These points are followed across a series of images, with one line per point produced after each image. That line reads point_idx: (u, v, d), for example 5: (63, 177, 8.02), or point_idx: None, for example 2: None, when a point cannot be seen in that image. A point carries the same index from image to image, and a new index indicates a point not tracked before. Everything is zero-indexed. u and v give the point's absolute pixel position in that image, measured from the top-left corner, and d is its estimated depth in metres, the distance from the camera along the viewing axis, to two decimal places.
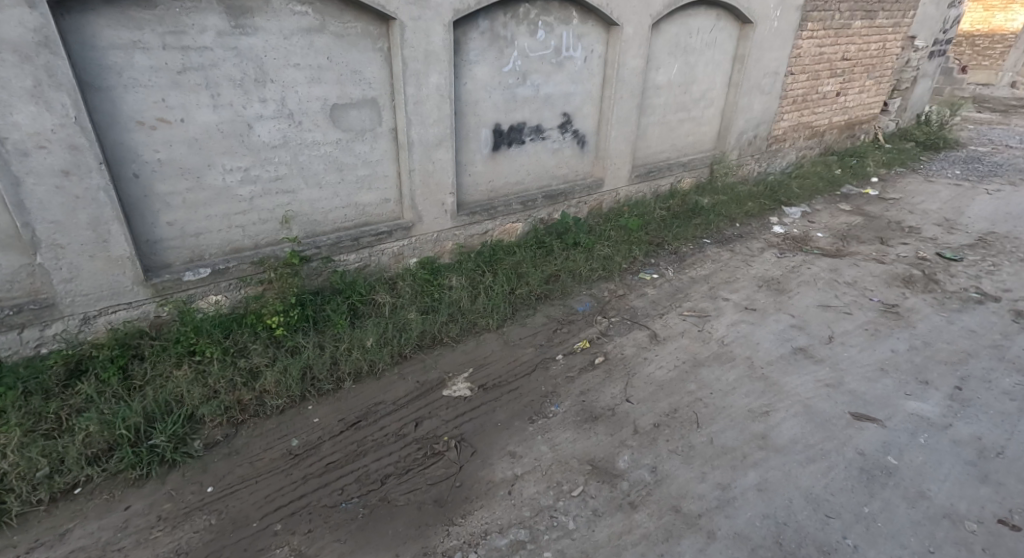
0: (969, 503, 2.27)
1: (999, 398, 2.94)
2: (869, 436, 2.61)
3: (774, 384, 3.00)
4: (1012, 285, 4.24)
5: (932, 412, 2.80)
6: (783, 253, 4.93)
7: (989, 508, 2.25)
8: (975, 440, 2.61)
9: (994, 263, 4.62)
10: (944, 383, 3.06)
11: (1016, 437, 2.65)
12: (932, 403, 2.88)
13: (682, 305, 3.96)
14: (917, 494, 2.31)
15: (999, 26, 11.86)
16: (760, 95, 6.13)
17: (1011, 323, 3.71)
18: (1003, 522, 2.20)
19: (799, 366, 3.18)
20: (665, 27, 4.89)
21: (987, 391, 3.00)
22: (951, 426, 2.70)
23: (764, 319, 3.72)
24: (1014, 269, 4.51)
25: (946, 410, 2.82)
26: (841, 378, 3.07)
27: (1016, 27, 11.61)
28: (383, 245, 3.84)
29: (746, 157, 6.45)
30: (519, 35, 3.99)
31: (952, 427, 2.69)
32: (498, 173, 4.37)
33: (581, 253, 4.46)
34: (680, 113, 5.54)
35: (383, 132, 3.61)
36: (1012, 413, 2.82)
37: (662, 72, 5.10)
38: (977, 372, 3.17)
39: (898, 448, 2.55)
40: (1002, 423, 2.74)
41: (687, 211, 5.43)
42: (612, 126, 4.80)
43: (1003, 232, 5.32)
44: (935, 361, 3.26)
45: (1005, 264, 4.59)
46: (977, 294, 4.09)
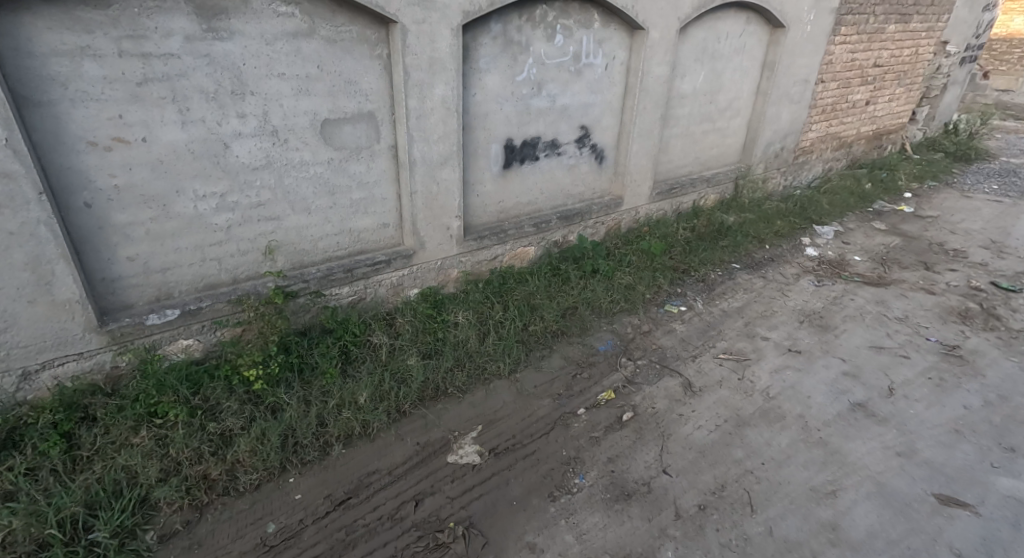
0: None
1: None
2: (962, 530, 2.19)
3: (837, 453, 2.57)
4: None
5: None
6: (821, 281, 4.50)
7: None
8: None
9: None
10: None
11: None
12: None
13: (716, 346, 3.53)
14: None
15: (1017, 30, 11.34)
16: (789, 104, 5.68)
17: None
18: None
19: (862, 427, 2.76)
20: (693, 31, 4.45)
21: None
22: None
23: (812, 365, 3.29)
24: None
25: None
26: (914, 444, 2.65)
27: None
28: (381, 276, 3.41)
29: (772, 170, 6.00)
30: (534, 40, 3.56)
31: None
32: (510, 193, 3.94)
33: (600, 281, 4.04)
34: (705, 124, 5.09)
35: (381, 149, 3.18)
36: None
37: (687, 81, 4.66)
38: None
39: (1000, 545, 2.13)
40: None
41: (713, 231, 4.99)
42: (634, 140, 4.36)
43: None
44: (1017, 423, 2.85)
45: None
46: None
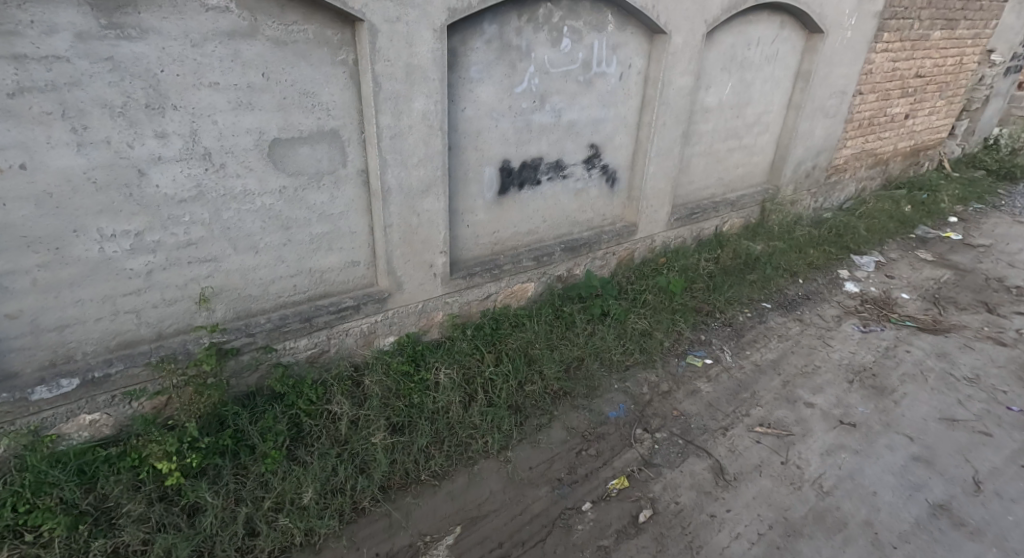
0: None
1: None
2: None
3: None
4: None
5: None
6: (867, 325, 3.89)
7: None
8: None
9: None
10: None
11: None
12: None
13: (752, 414, 2.99)
14: None
15: None
16: (824, 119, 5.07)
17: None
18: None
19: (947, 543, 2.29)
20: (720, 36, 3.87)
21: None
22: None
23: (872, 445, 2.79)
24: None
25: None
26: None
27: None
28: (348, 324, 2.82)
29: (802, 191, 5.38)
30: (536, 44, 2.99)
31: None
32: (506, 222, 3.36)
33: (610, 328, 3.46)
34: (731, 141, 4.49)
35: (349, 175, 2.61)
36: None
37: (712, 93, 4.07)
38: None
39: None
40: None
41: (740, 264, 4.38)
42: (651, 160, 3.77)
43: None
44: None
45: None
46: None
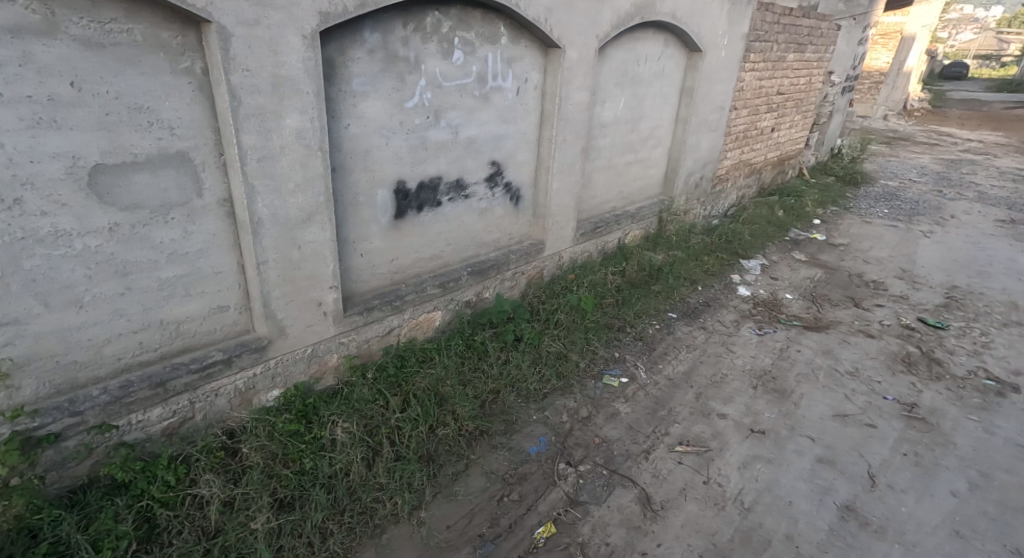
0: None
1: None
2: None
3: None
4: (1012, 363, 3.72)
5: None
6: (762, 327, 4.06)
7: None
8: None
9: (982, 333, 4.09)
10: None
11: None
12: None
13: (671, 432, 2.95)
14: None
15: (870, 64, 14.04)
16: (707, 133, 5.31)
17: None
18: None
19: (863, 548, 2.33)
20: (611, 51, 3.86)
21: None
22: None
23: (782, 452, 2.84)
24: (1003, 338, 4.02)
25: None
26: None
27: (883, 66, 13.77)
28: (216, 382, 2.35)
29: (693, 201, 5.60)
30: (426, 56, 2.73)
31: None
32: (406, 248, 3.04)
33: (525, 355, 3.27)
34: (628, 154, 4.52)
35: (208, 206, 2.18)
36: None
37: (608, 108, 4.06)
38: None
39: None
40: None
41: (644, 277, 4.43)
42: (554, 176, 3.65)
43: (965, 285, 4.89)
44: (1007, 510, 2.55)
45: (992, 332, 4.10)
46: (990, 380, 3.51)
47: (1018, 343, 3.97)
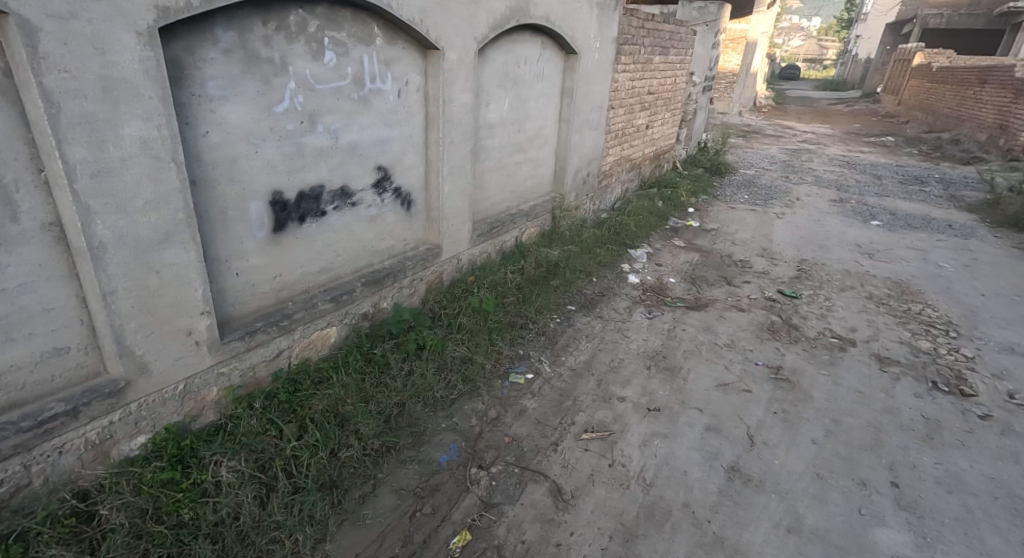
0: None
1: (938, 493, 2.65)
2: None
3: (736, 555, 2.30)
4: (852, 322, 4.24)
5: (908, 546, 2.37)
6: (651, 311, 4.29)
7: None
8: None
9: (829, 298, 4.63)
10: (883, 483, 2.69)
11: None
12: (896, 526, 2.47)
13: (577, 421, 3.01)
14: None
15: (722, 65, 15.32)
16: (589, 131, 5.52)
17: (884, 374, 3.58)
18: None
19: (750, 505, 2.53)
20: (491, 53, 3.87)
21: (923, 485, 2.70)
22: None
23: (676, 426, 3.01)
24: (844, 301, 4.59)
25: (916, 537, 2.41)
26: (795, 513, 2.50)
27: (734, 68, 15.18)
28: (60, 438, 2.04)
29: (582, 196, 5.80)
30: (293, 56, 2.55)
31: None
32: (290, 262, 2.83)
33: (429, 363, 3.18)
34: (518, 154, 4.57)
35: (28, 233, 1.87)
36: (964, 516, 2.53)
37: (494, 108, 4.06)
38: (898, 454, 2.89)
39: None
40: (967, 538, 2.42)
41: (542, 273, 4.51)
42: (445, 178, 3.57)
43: (811, 258, 5.52)
44: (857, 450, 2.90)
45: (835, 297, 4.65)
46: (836, 338, 3.97)
47: (856, 304, 4.54)
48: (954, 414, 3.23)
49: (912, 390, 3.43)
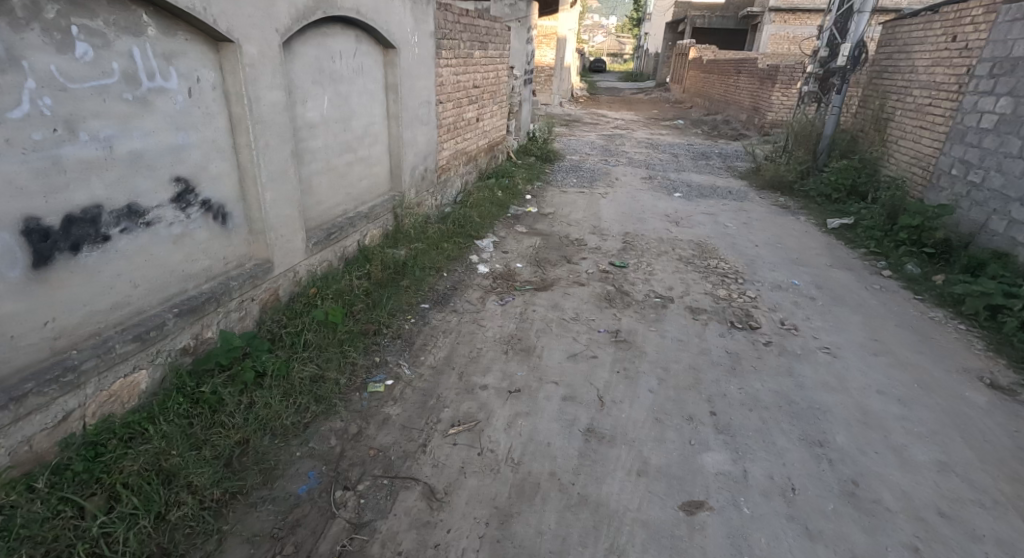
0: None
1: (744, 413, 3.12)
2: (715, 535, 2.37)
3: (600, 508, 2.47)
4: (670, 282, 4.77)
5: (728, 462, 2.76)
6: (503, 297, 4.41)
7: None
8: (771, 481, 2.65)
9: (650, 264, 5.17)
10: (706, 415, 3.09)
11: (786, 457, 2.80)
12: (717, 448, 2.85)
13: (442, 417, 2.99)
14: None
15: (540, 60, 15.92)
16: (420, 127, 5.45)
17: (698, 323, 4.09)
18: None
19: (604, 460, 2.74)
20: (299, 46, 3.60)
21: (733, 408, 3.15)
22: (747, 474, 2.69)
23: (536, 402, 3.14)
24: (663, 265, 5.15)
25: (732, 453, 2.82)
26: (643, 457, 2.77)
27: (551, 62, 15.92)
28: None
29: (422, 193, 5.73)
30: (27, 48, 2.12)
31: (749, 475, 2.69)
32: (66, 302, 2.37)
33: (273, 390, 2.90)
34: (347, 154, 4.34)
35: None
36: (763, 428, 3.00)
37: (311, 107, 3.80)
38: (714, 388, 3.33)
39: (742, 535, 2.37)
40: (768, 445, 2.88)
41: (391, 274, 4.38)
42: (265, 186, 3.25)
43: (633, 230, 6.11)
44: (684, 391, 3.29)
45: (656, 262, 5.21)
46: (660, 298, 4.45)
47: (672, 266, 5.13)
48: (748, 345, 3.82)
49: (719, 332, 3.97)
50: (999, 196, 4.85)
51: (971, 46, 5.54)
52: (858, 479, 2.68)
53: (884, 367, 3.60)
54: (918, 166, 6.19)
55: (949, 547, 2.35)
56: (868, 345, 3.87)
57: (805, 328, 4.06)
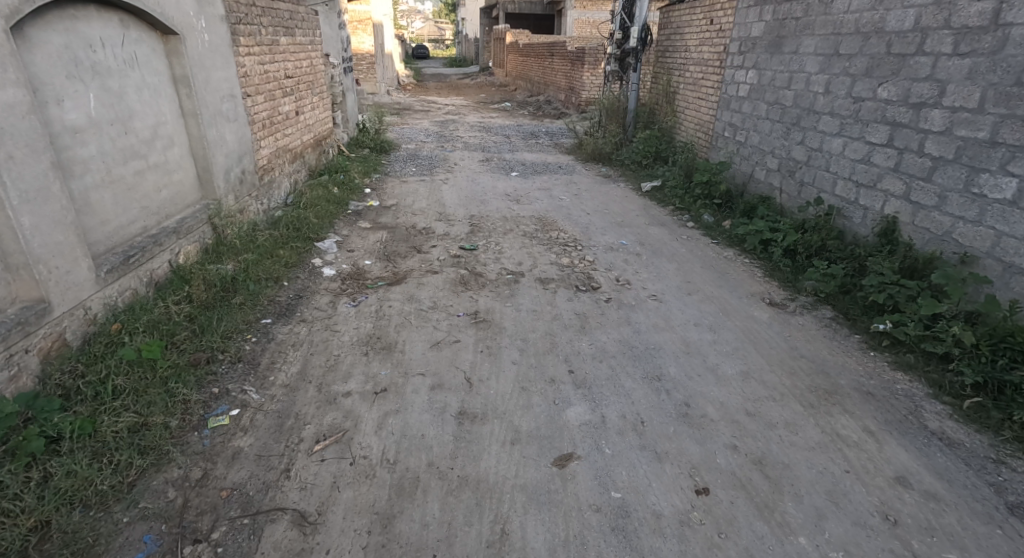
0: (672, 493, 2.41)
1: (596, 365, 3.31)
2: (583, 480, 2.48)
3: (480, 484, 2.45)
4: (518, 258, 4.88)
5: (588, 412, 2.90)
6: (354, 298, 4.15)
7: (685, 485, 2.45)
8: (625, 420, 2.85)
9: (498, 243, 5.23)
10: (567, 374, 3.22)
11: (635, 397, 3.03)
12: (578, 402, 2.98)
13: (302, 436, 2.73)
14: (656, 516, 2.30)
15: (356, 47, 14.87)
16: (227, 124, 4.85)
17: (548, 292, 4.24)
18: (699, 491, 2.42)
19: (475, 438, 2.72)
20: (36, 34, 2.93)
21: (587, 363, 3.33)
22: (605, 419, 2.85)
23: (404, 398, 3.00)
24: (509, 242, 5.25)
25: (590, 403, 2.97)
26: (514, 426, 2.80)
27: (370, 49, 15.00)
28: None
29: (243, 198, 5.15)
30: None
31: (607, 419, 2.86)
32: None
33: (75, 454, 2.40)
34: (134, 162, 3.70)
35: None
36: (612, 376, 3.21)
37: (71, 108, 3.14)
38: (568, 348, 3.48)
39: (608, 476, 2.51)
40: (618, 390, 3.08)
41: (218, 291, 3.87)
42: (18, 209, 2.62)
43: (477, 212, 6.14)
44: (543, 356, 3.39)
45: (503, 241, 5.29)
46: (512, 274, 4.53)
47: (519, 243, 5.25)
48: (592, 304, 4.06)
49: (567, 297, 4.16)
50: (759, 150, 5.71)
51: (723, 28, 6.36)
52: (690, 401, 2.99)
53: (699, 304, 4.06)
54: (701, 131, 7.06)
55: (757, 438, 2.71)
56: (684, 287, 4.33)
57: (636, 281, 4.42)
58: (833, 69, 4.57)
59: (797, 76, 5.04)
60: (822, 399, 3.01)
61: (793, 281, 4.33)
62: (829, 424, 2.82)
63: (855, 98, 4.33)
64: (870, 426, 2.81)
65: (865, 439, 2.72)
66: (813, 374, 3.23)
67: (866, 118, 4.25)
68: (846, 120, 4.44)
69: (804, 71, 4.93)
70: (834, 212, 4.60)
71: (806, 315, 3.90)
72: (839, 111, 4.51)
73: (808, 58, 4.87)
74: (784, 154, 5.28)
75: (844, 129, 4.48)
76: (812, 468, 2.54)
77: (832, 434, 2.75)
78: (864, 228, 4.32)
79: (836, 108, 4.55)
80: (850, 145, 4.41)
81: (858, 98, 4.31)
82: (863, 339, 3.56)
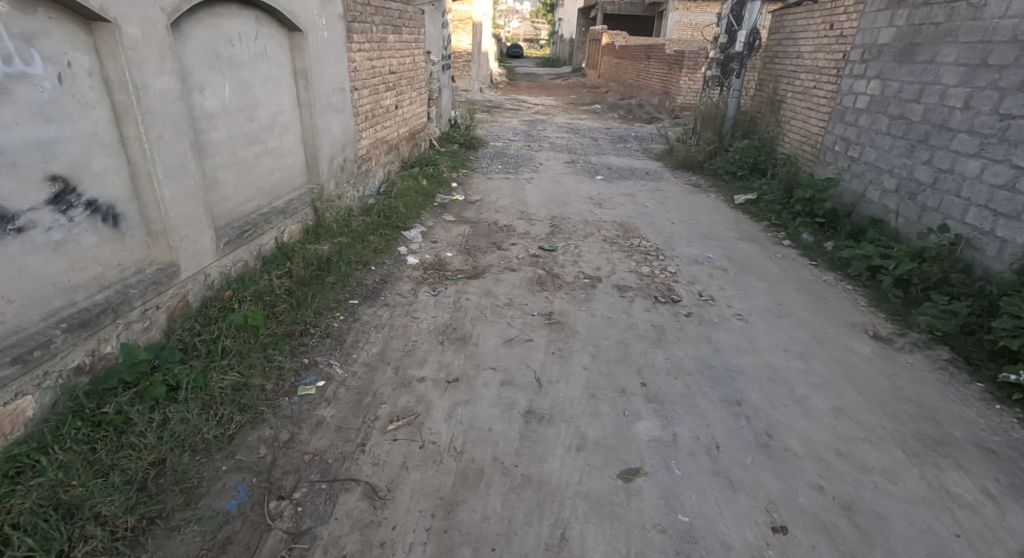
0: (744, 526, 2.33)
1: (669, 381, 3.24)
2: (648, 497, 2.45)
3: (543, 486, 2.49)
4: (597, 263, 4.86)
5: (658, 428, 2.86)
6: (434, 288, 4.32)
7: (760, 520, 2.36)
8: (696, 441, 2.78)
9: (577, 246, 5.24)
10: (637, 386, 3.18)
11: (710, 418, 2.94)
12: (647, 416, 2.94)
13: (379, 414, 2.89)
14: (724, 546, 2.24)
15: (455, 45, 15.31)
16: (335, 115, 5.20)
17: (624, 300, 4.20)
18: (775, 529, 2.32)
19: (543, 439, 2.76)
20: (189, 29, 3.30)
21: (660, 377, 3.27)
22: (676, 437, 2.80)
23: (474, 390, 3.10)
24: (589, 246, 5.23)
25: (661, 419, 2.92)
26: (581, 432, 2.82)
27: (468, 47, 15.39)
28: None
29: (343, 185, 5.49)
30: None
31: (678, 438, 2.80)
32: None
33: (189, 403, 2.69)
34: (254, 146, 4.06)
35: None
36: (687, 393, 3.13)
37: (209, 95, 3.51)
38: (641, 359, 3.44)
39: (676, 498, 2.46)
40: (690, 409, 3.01)
41: (314, 270, 4.17)
42: (162, 183, 2.97)
43: (559, 214, 6.17)
44: (614, 365, 3.37)
45: (582, 244, 5.28)
46: (588, 278, 4.53)
47: (598, 247, 5.22)
48: (670, 317, 3.97)
49: (643, 307, 4.09)
50: (874, 168, 5.32)
51: (845, 34, 5.96)
52: (771, 431, 2.86)
53: (786, 328, 3.86)
54: (807, 144, 6.66)
55: (847, 482, 2.56)
56: (773, 309, 4.13)
57: (720, 298, 4.27)
58: (978, 81, 4.17)
59: (929, 89, 4.64)
60: (929, 449, 2.78)
61: (904, 315, 4.01)
62: (938, 478, 2.60)
63: (1003, 115, 3.93)
64: (989, 488, 2.56)
65: (981, 501, 2.49)
66: (920, 420, 2.98)
67: (1014, 138, 3.84)
68: (988, 140, 4.04)
69: (939, 83, 4.53)
70: (963, 241, 4.20)
71: (917, 353, 3.60)
72: (981, 129, 4.10)
73: (947, 68, 4.46)
74: (906, 173, 4.88)
75: (984, 150, 4.07)
76: (911, 524, 2.36)
77: (940, 489, 2.53)
78: (999, 263, 3.91)
79: (977, 125, 4.15)
80: (990, 168, 4.01)
81: (1008, 115, 3.90)
82: (987, 389, 3.24)
